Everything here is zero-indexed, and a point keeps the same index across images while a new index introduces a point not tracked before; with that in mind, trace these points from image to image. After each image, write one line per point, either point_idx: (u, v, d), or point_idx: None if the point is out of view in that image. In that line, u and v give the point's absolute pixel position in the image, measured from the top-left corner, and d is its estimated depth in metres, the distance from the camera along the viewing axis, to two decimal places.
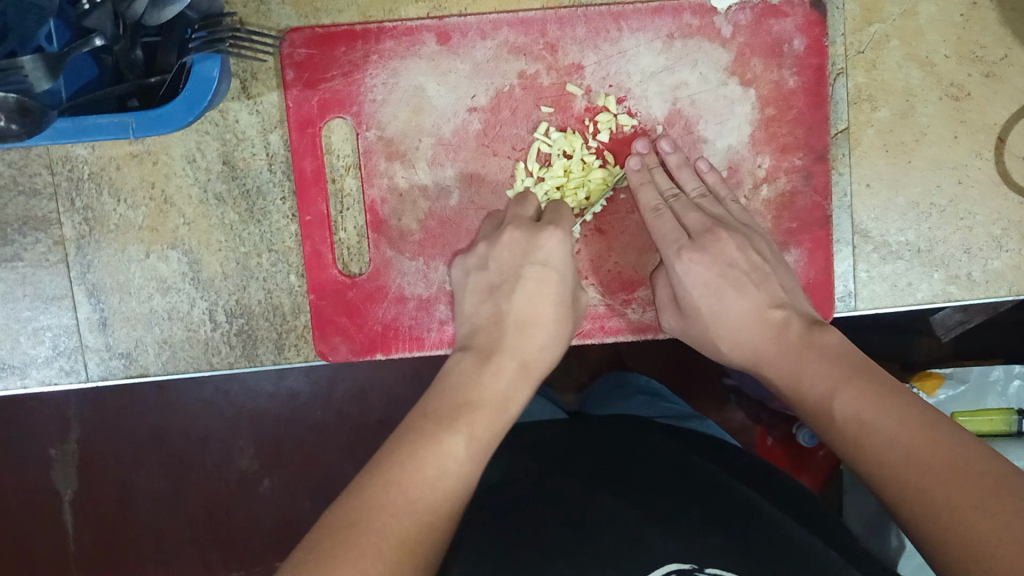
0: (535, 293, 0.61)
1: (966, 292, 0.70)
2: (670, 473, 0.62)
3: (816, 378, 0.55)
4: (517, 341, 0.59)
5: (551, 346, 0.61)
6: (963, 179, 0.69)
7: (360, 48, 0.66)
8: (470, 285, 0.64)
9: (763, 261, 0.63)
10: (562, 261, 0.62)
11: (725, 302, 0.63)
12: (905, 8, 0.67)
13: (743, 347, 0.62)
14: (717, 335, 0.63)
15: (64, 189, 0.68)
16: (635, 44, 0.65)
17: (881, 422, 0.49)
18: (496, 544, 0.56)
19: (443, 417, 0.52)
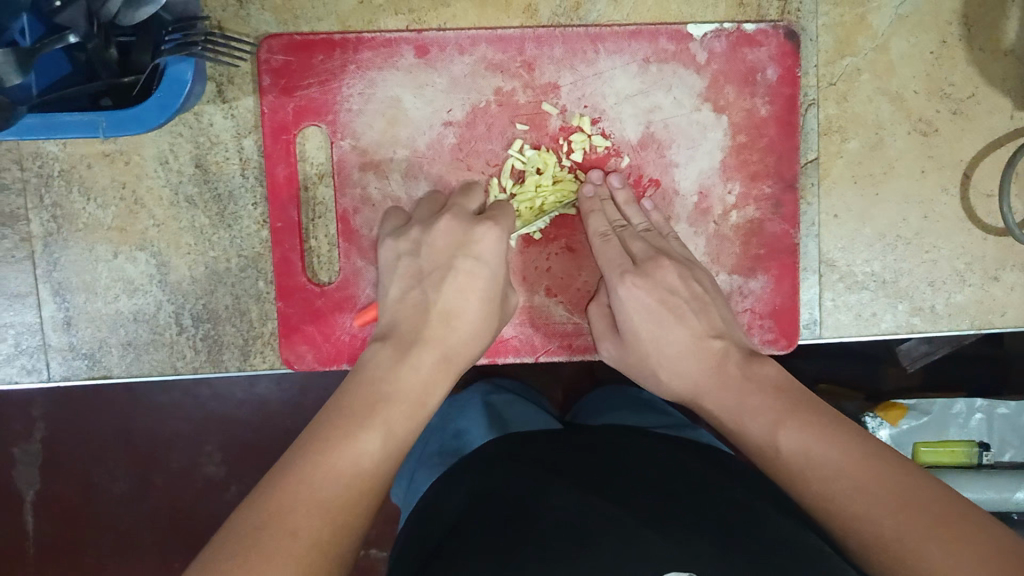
0: (468, 287, 0.60)
1: (930, 324, 0.71)
2: (655, 480, 0.61)
3: (756, 416, 0.55)
4: (444, 333, 0.58)
5: (473, 340, 0.60)
6: (929, 212, 0.70)
7: (338, 57, 0.66)
8: (403, 268, 0.61)
9: (705, 292, 0.63)
10: (495, 257, 0.60)
11: (664, 329, 0.62)
12: (878, 43, 0.68)
13: (681, 377, 0.61)
14: (654, 363, 0.63)
15: (33, 186, 0.67)
16: (611, 66, 0.66)
17: (823, 452, 0.49)
18: (478, 552, 0.54)
19: (359, 412, 0.51)
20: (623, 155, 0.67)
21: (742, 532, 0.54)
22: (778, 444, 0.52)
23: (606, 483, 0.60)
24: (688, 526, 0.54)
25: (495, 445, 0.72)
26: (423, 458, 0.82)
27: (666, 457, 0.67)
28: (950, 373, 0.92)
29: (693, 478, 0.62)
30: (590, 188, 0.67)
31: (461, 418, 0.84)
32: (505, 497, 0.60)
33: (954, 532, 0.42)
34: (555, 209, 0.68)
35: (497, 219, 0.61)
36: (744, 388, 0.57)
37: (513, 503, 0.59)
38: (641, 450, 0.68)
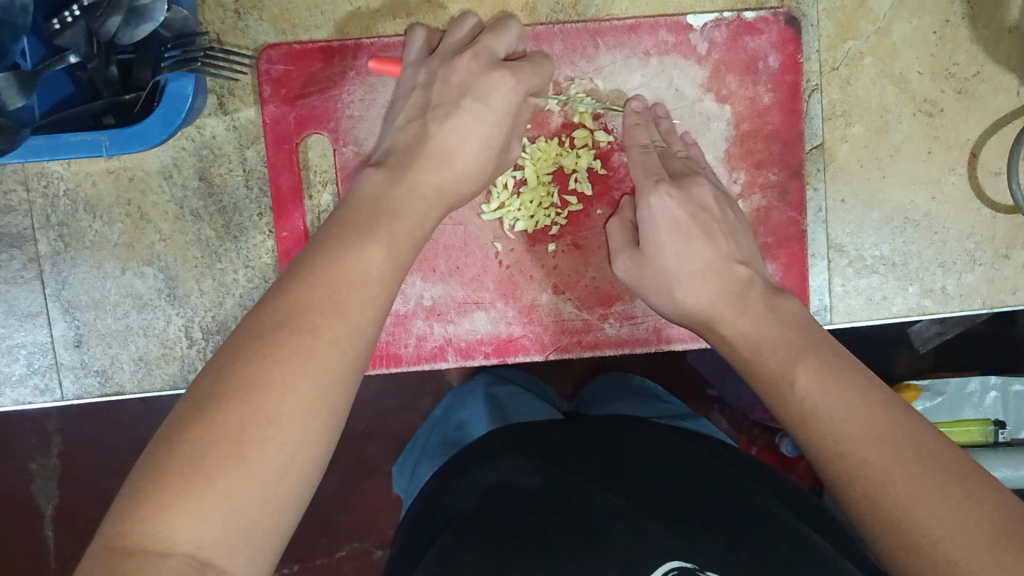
0: (469, 130, 0.56)
1: (941, 305, 0.71)
2: (668, 471, 0.61)
3: (779, 342, 0.53)
4: (438, 168, 0.54)
5: (460, 181, 0.55)
6: (936, 194, 0.70)
7: (338, 64, 0.66)
8: (411, 98, 0.59)
9: (734, 218, 0.63)
10: (502, 108, 0.57)
11: (692, 245, 0.61)
12: (879, 26, 0.68)
13: (705, 287, 0.60)
14: (673, 277, 0.61)
15: (39, 206, 0.67)
16: (611, 61, 0.66)
17: (834, 405, 0.46)
18: (488, 537, 0.53)
19: (359, 224, 0.46)
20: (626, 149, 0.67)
21: (747, 523, 0.53)
22: (794, 382, 0.49)
23: (620, 475, 0.60)
24: (699, 517, 0.53)
25: (500, 434, 0.72)
26: (427, 449, 0.82)
27: (675, 447, 0.66)
28: (965, 352, 0.91)
29: (704, 470, 0.61)
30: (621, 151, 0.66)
31: (465, 409, 0.83)
32: (516, 487, 0.59)
33: (972, 504, 0.38)
34: (559, 205, 0.68)
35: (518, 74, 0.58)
36: (768, 325, 0.55)
37: (524, 493, 0.58)
38: (651, 441, 0.67)
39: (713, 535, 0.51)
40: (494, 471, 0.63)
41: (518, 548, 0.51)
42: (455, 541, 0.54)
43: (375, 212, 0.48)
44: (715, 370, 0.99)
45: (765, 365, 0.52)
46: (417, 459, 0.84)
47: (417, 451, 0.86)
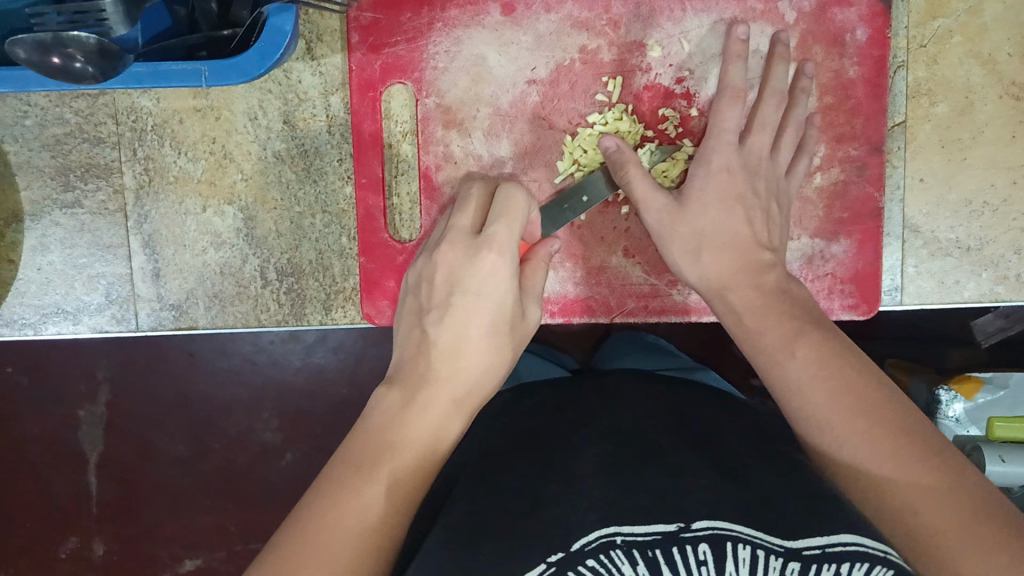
0: (466, 321, 0.55)
1: (1014, 293, 0.70)
2: (659, 429, 0.62)
3: (772, 333, 0.55)
4: (446, 371, 0.54)
5: (490, 374, 0.55)
6: (1018, 178, 0.69)
7: (425, 14, 0.66)
8: (407, 308, 0.60)
9: (766, 192, 0.63)
10: (495, 290, 0.56)
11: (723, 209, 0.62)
12: (971, 5, 0.67)
13: (723, 265, 0.60)
14: (703, 242, 0.61)
15: (127, 140, 0.69)
16: (697, 25, 0.66)
17: (815, 392, 0.51)
18: (474, 499, 0.57)
19: (362, 465, 0.48)
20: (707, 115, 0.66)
21: (743, 474, 0.56)
22: (794, 353, 0.53)
23: (609, 429, 0.62)
24: (688, 468, 0.57)
25: (508, 401, 0.73)
26: None
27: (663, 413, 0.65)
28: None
29: (702, 428, 0.63)
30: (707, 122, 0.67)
31: None
32: (498, 459, 0.61)
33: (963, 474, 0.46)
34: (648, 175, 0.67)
35: (499, 248, 0.56)
36: (763, 309, 0.57)
37: (507, 465, 0.60)
38: (654, 395, 0.69)
39: (700, 482, 0.55)
40: (500, 434, 0.66)
41: (498, 515, 0.55)
42: (457, 499, 0.58)
43: (400, 404, 0.52)
44: None
45: (763, 341, 0.55)
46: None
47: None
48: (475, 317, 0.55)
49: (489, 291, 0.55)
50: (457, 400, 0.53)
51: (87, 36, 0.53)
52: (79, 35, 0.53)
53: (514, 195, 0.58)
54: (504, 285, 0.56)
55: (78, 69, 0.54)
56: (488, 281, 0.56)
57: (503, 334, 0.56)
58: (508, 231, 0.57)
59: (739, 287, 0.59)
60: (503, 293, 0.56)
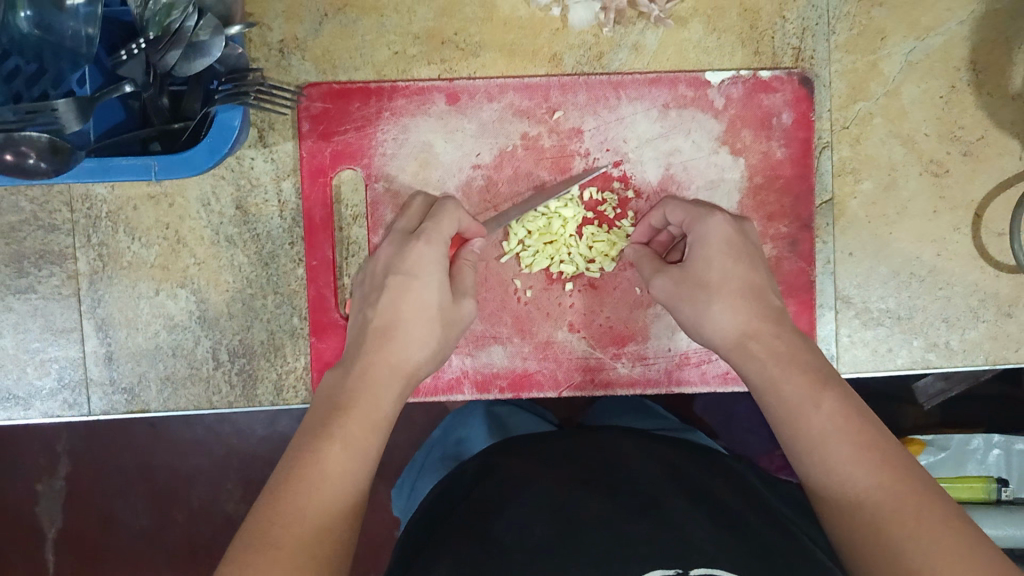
0: (400, 302, 0.58)
1: (945, 359, 0.73)
2: (658, 476, 0.59)
3: (797, 384, 0.54)
4: (378, 351, 0.56)
5: (428, 346, 0.58)
6: (942, 251, 0.72)
7: (373, 104, 0.70)
8: (355, 299, 0.62)
9: (754, 250, 0.62)
10: (428, 267, 0.60)
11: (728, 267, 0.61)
12: (889, 89, 0.71)
13: (738, 311, 0.59)
14: (713, 292, 0.60)
15: (82, 226, 0.70)
16: (632, 111, 0.69)
17: (841, 444, 0.50)
18: (466, 543, 0.53)
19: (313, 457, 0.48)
20: (643, 196, 0.70)
21: (751, 528, 0.53)
22: (819, 405, 0.52)
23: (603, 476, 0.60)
24: (688, 512, 0.53)
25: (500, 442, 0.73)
26: (427, 464, 0.83)
27: (664, 455, 0.65)
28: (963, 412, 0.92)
29: (698, 479, 0.61)
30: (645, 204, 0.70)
31: (465, 425, 0.84)
32: (501, 484, 0.60)
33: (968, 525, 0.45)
34: (591, 256, 0.70)
35: (427, 237, 0.61)
36: (788, 357, 0.56)
37: (508, 487, 0.59)
38: (650, 441, 0.69)
39: (698, 521, 0.52)
40: (502, 469, 0.63)
41: (505, 552, 0.51)
42: (452, 532, 0.56)
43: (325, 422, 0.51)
44: (720, 420, 0.99)
45: (784, 396, 0.54)
46: (416, 475, 0.84)
47: (414, 471, 0.86)
48: (408, 299, 0.58)
49: (420, 272, 0.59)
50: (371, 427, 0.51)
51: (38, 134, 0.55)
52: (29, 133, 0.54)
53: (417, 199, 0.67)
54: (434, 268, 0.60)
55: (30, 165, 0.56)
56: (418, 265, 0.60)
57: (434, 313, 0.58)
58: (436, 226, 0.62)
59: (762, 334, 0.58)
60: (434, 272, 0.59)
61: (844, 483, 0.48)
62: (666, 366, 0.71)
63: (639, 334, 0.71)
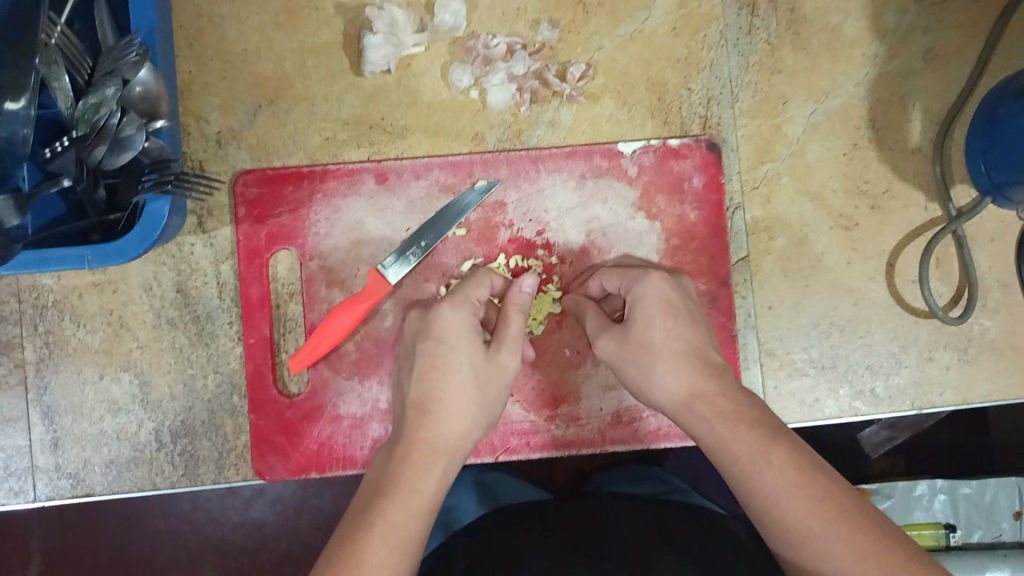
0: (441, 375, 0.62)
1: (872, 406, 0.75)
2: (653, 543, 0.61)
3: (745, 442, 0.55)
4: (421, 427, 0.61)
5: (474, 414, 0.62)
6: (858, 300, 0.75)
7: (306, 187, 0.73)
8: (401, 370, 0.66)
9: (690, 305, 0.66)
10: (457, 336, 0.64)
11: (672, 325, 0.63)
12: (793, 150, 0.76)
13: (684, 375, 0.61)
14: (656, 354, 0.62)
15: (29, 316, 0.73)
16: (551, 183, 0.73)
17: (792, 497, 0.51)
18: None
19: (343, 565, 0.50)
20: (566, 262, 0.73)
21: None
22: (770, 461, 0.53)
23: (602, 548, 0.61)
24: None
25: (498, 513, 0.73)
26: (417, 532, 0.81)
27: (659, 523, 0.66)
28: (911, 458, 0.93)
29: (690, 542, 0.62)
30: (567, 268, 0.73)
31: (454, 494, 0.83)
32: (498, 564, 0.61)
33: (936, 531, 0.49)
34: None
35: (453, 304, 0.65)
36: (734, 416, 0.57)
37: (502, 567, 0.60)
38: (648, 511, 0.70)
39: None
40: (498, 548, 0.64)
41: None
42: None
43: (353, 529, 0.54)
44: None
45: (733, 454, 0.55)
46: None
47: None
48: (442, 365, 0.63)
49: (452, 343, 0.64)
50: (416, 510, 0.55)
51: None
52: None
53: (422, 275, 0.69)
54: (464, 334, 0.64)
55: None
56: (445, 333, 0.64)
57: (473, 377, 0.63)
58: (462, 295, 0.66)
59: (708, 395, 0.59)
60: (468, 336, 0.64)
61: (804, 537, 0.50)
62: (599, 426, 0.73)
63: (571, 395, 0.73)
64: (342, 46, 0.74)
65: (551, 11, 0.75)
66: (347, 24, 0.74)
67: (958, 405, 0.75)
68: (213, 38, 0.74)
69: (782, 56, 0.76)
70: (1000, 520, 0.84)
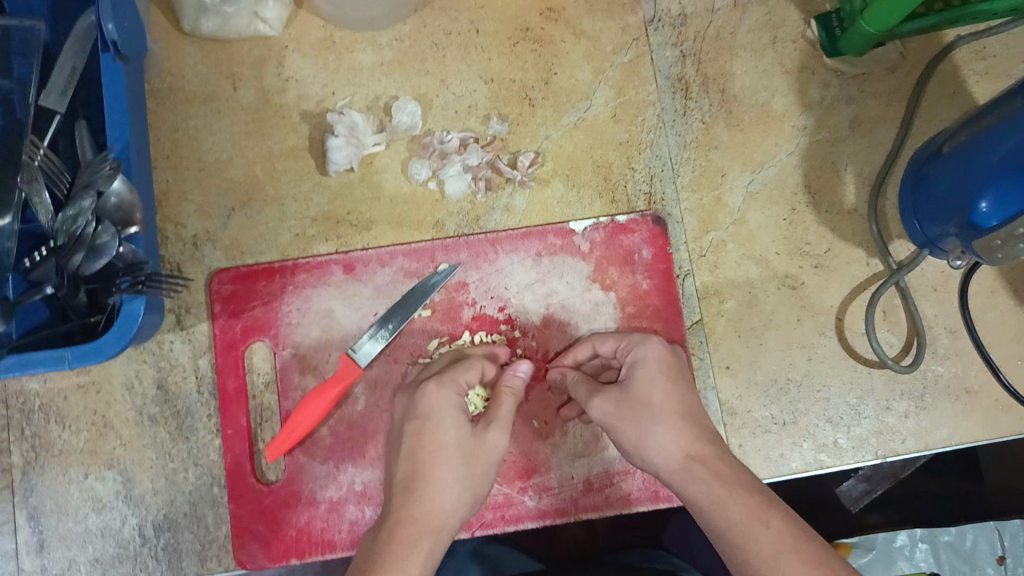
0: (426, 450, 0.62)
1: (836, 458, 0.77)
2: None
3: (744, 506, 0.55)
4: (406, 501, 0.60)
5: (465, 486, 0.61)
6: (811, 355, 0.78)
7: (278, 281, 0.77)
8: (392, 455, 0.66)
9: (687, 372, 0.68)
10: (444, 409, 0.65)
11: (675, 386, 0.66)
12: (736, 218, 0.80)
13: (680, 434, 0.62)
14: (656, 413, 0.63)
15: (15, 420, 0.76)
16: (509, 262, 0.78)
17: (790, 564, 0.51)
18: None
19: None
20: (528, 335, 0.77)
21: None
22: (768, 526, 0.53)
23: None
24: None
25: None
26: None
27: None
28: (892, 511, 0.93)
29: None
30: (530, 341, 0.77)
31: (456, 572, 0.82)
32: None
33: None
34: None
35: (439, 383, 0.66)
36: (731, 479, 0.58)
37: None
38: None
39: None
40: None
41: None
42: None
43: None
44: None
45: (731, 515, 0.55)
46: None
47: None
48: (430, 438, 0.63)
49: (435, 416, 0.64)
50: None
51: None
52: None
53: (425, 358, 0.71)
54: (446, 410, 0.64)
55: None
56: (431, 409, 0.65)
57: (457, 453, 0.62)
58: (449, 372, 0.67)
59: (705, 456, 0.60)
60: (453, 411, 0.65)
61: None
62: (570, 494, 0.75)
63: (541, 465, 0.75)
64: (308, 150, 0.80)
65: (500, 107, 0.81)
66: (312, 129, 0.80)
67: (920, 452, 0.77)
68: (188, 150, 0.80)
69: (717, 133, 0.81)
70: (984, 566, 0.84)
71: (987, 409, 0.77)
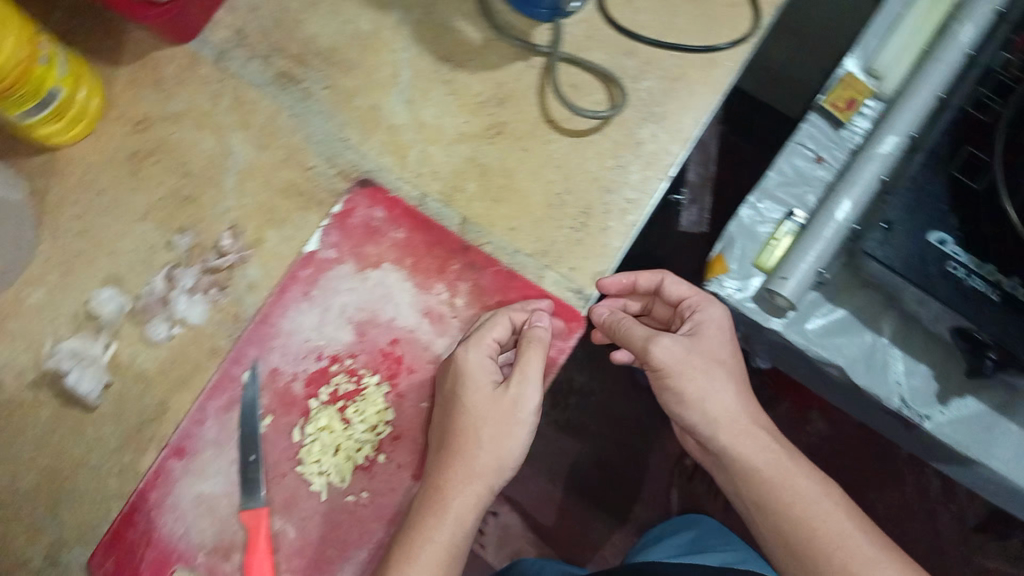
0: (462, 491, 0.72)
1: (640, 208, 0.79)
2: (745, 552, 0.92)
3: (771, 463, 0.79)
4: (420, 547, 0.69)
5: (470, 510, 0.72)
6: (558, 161, 0.81)
7: (138, 517, 0.74)
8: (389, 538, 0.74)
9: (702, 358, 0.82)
10: (486, 434, 0.74)
11: (712, 375, 0.82)
12: (415, 127, 0.82)
13: (716, 399, 0.81)
14: (696, 398, 0.81)
15: None
16: (290, 321, 0.78)
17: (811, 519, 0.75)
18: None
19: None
20: (358, 354, 0.78)
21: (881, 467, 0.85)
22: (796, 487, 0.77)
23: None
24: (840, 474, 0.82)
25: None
26: None
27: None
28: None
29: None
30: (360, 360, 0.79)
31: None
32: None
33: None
34: (374, 427, 0.77)
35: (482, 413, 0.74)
36: (747, 428, 0.81)
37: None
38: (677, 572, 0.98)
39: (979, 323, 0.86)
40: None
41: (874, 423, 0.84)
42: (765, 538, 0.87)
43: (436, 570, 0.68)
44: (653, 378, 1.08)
45: (768, 479, 0.78)
46: None
47: None
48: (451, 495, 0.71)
49: (485, 457, 0.73)
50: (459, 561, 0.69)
51: None
52: None
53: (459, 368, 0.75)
54: (483, 414, 0.73)
55: None
56: (475, 462, 0.73)
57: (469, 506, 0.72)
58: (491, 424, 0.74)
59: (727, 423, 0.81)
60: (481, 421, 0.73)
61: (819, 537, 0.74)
62: None
63: None
64: (61, 407, 0.74)
65: (169, 226, 0.79)
66: (41, 390, 0.74)
67: (688, 147, 0.81)
68: None
69: (344, 85, 0.83)
70: (815, 174, 0.96)
71: (701, 75, 0.83)
